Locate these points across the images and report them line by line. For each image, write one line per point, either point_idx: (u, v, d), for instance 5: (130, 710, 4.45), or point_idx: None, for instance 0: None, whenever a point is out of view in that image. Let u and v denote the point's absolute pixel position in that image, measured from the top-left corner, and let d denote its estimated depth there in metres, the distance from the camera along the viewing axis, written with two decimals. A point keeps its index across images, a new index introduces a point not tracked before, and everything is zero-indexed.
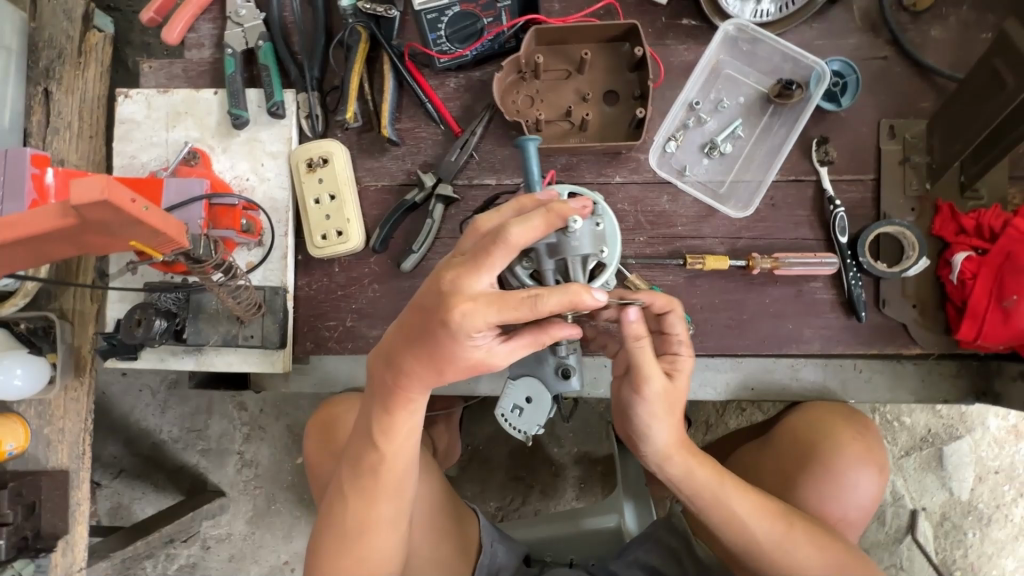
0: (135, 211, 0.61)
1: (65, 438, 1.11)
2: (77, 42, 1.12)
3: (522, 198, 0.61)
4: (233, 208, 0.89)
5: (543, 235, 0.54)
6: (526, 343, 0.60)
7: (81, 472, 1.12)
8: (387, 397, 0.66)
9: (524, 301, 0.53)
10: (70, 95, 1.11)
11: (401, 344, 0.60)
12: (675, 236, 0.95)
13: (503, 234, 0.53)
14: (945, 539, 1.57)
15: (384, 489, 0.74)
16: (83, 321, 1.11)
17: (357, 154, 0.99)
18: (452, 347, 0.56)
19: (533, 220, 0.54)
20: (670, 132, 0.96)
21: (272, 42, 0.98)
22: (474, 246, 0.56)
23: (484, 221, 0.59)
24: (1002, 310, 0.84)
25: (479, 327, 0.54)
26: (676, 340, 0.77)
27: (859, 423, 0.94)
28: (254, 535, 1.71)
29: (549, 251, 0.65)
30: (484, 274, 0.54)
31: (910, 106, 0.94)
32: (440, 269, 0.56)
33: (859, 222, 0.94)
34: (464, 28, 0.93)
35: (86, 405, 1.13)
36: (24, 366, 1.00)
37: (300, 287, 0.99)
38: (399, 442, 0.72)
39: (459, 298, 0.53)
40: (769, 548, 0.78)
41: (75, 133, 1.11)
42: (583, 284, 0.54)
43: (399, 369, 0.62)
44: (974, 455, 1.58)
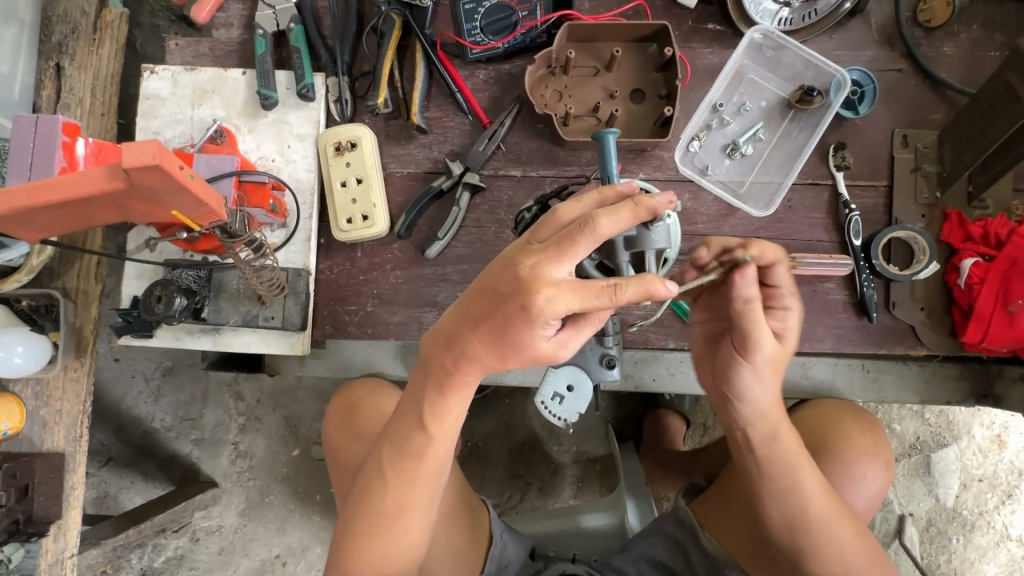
0: (182, 177, 0.62)
1: (63, 420, 1.06)
2: (93, 18, 1.08)
3: (603, 190, 0.62)
4: (262, 186, 0.89)
5: (629, 228, 0.57)
6: (579, 329, 0.63)
7: (76, 456, 1.07)
8: (443, 377, 0.67)
9: (604, 291, 0.56)
10: (83, 72, 1.07)
11: (463, 325, 0.62)
12: (696, 233, 0.97)
13: (591, 224, 0.55)
14: (930, 544, 1.61)
15: (423, 468, 0.74)
16: (86, 302, 1.08)
17: (384, 140, 1.00)
18: (526, 333, 0.59)
19: (622, 212, 0.56)
20: (694, 132, 0.99)
21: (304, 26, 0.98)
22: (555, 235, 0.58)
23: (565, 210, 0.60)
24: (1008, 314, 0.88)
25: (557, 313, 0.57)
26: (783, 293, 0.77)
27: (866, 420, 0.97)
28: (245, 527, 1.68)
29: (624, 245, 0.70)
30: (565, 262, 0.57)
31: (921, 117, 0.98)
32: (516, 255, 0.59)
33: (872, 227, 0.97)
34: (499, 20, 0.96)
35: (86, 388, 1.08)
36: (25, 343, 0.97)
37: (322, 271, 0.98)
38: (445, 425, 0.73)
39: (542, 284, 0.56)
40: (818, 527, 0.79)
41: (86, 110, 1.08)
42: (657, 275, 0.56)
43: (460, 352, 0.63)
44: (960, 463, 1.62)
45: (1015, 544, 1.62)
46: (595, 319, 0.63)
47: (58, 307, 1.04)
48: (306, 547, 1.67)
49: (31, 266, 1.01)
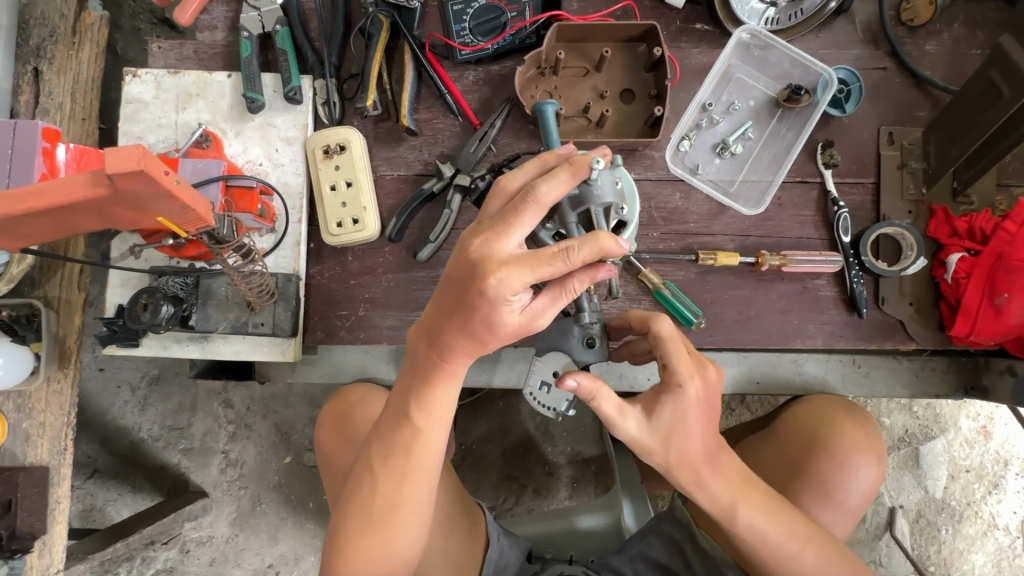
0: (168, 183, 0.60)
1: (47, 433, 1.04)
2: (72, 22, 1.07)
3: (543, 154, 0.63)
4: (250, 190, 0.88)
5: (570, 188, 0.58)
6: (556, 297, 0.61)
7: (61, 470, 1.05)
8: (430, 366, 0.68)
9: (556, 257, 0.56)
10: (63, 76, 1.06)
11: (441, 318, 0.62)
12: (688, 233, 0.98)
13: (532, 194, 0.57)
14: (921, 535, 1.64)
15: (411, 463, 0.73)
16: (69, 311, 1.06)
17: (374, 143, 0.99)
18: (493, 314, 0.58)
19: (558, 174, 0.58)
20: (684, 131, 0.99)
21: (290, 28, 0.97)
22: (501, 211, 0.58)
23: (508, 180, 0.62)
24: (994, 307, 0.89)
25: (516, 289, 0.56)
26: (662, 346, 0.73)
27: (858, 414, 0.96)
28: (237, 537, 1.65)
29: (572, 205, 0.71)
30: (513, 236, 0.57)
31: (906, 115, 1.00)
32: (468, 237, 0.59)
33: (860, 224, 0.98)
34: (487, 21, 0.94)
35: (70, 399, 1.07)
36: (5, 354, 0.96)
37: (312, 276, 0.97)
38: (435, 419, 0.72)
39: (493, 264, 0.56)
40: (781, 560, 0.78)
41: (67, 115, 1.05)
42: (609, 233, 0.58)
43: (441, 342, 0.64)
44: (947, 454, 1.65)
45: (1002, 533, 1.64)
46: (573, 286, 0.61)
47: (39, 317, 1.02)
48: (300, 555, 1.65)
49: (10, 275, 1.00)
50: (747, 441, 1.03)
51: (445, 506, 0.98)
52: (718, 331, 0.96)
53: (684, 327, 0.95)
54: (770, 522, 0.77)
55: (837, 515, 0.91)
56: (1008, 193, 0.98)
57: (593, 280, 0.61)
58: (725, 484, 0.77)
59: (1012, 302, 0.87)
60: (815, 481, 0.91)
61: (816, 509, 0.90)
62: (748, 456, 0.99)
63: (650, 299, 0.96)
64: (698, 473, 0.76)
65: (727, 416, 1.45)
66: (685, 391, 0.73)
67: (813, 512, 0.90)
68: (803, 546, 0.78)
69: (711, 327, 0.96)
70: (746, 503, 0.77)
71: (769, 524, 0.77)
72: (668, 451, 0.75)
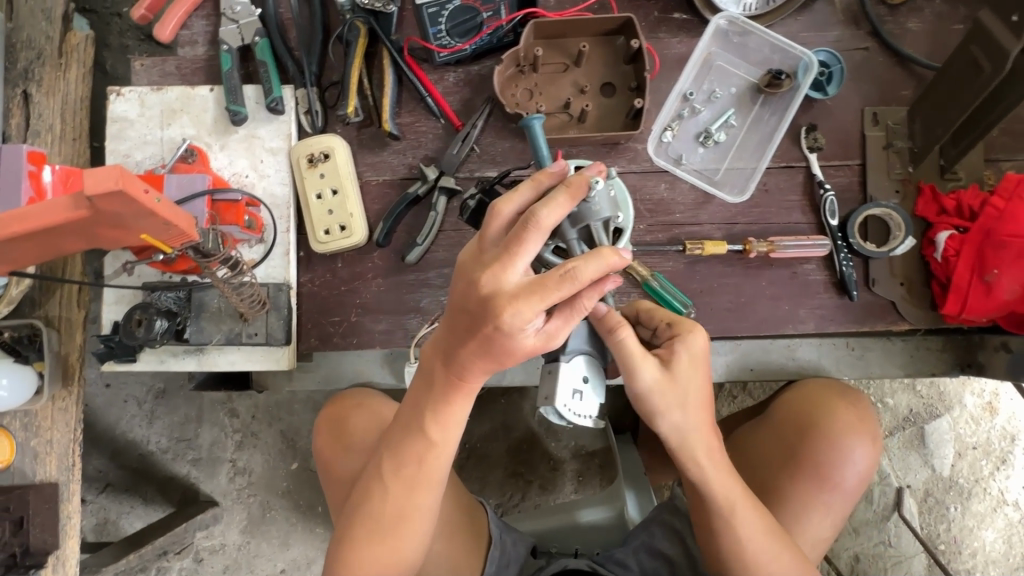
0: (148, 201, 0.60)
1: (54, 450, 1.06)
2: (58, 43, 1.08)
3: (537, 174, 0.57)
4: (235, 204, 0.88)
5: (571, 211, 0.52)
6: (568, 318, 0.56)
7: (70, 485, 1.07)
8: (447, 383, 0.66)
9: (562, 281, 0.51)
10: (51, 97, 1.07)
11: (455, 341, 0.60)
12: (674, 223, 0.98)
13: (531, 220, 0.51)
14: (929, 514, 1.63)
15: (426, 478, 0.72)
16: (70, 329, 1.08)
17: (358, 149, 1.00)
18: (510, 343, 0.55)
19: (557, 198, 0.52)
20: (666, 122, 0.99)
21: (269, 39, 0.98)
22: (502, 240, 0.54)
23: (503, 204, 0.56)
24: (984, 284, 0.88)
25: (530, 320, 0.53)
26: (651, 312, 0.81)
27: (853, 397, 0.96)
28: (248, 544, 1.67)
29: (570, 222, 0.63)
30: (518, 265, 0.53)
31: (890, 95, 0.99)
32: (473, 268, 0.56)
33: (847, 206, 0.98)
34: (464, 22, 0.93)
35: (76, 415, 1.08)
36: (9, 376, 0.97)
37: (303, 284, 0.98)
38: (448, 432, 0.71)
39: (503, 299, 0.53)
40: (752, 563, 0.78)
41: (57, 135, 1.07)
42: (612, 247, 0.53)
43: (456, 362, 0.62)
44: (953, 432, 1.65)
45: (1011, 509, 1.64)
46: (585, 304, 0.56)
47: (41, 337, 1.04)
48: (311, 560, 1.66)
49: (10, 296, 1.01)
50: (744, 427, 1.03)
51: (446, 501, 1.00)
52: (709, 320, 0.97)
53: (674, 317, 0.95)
54: (748, 514, 0.77)
55: (836, 496, 0.90)
56: (996, 168, 0.97)
57: (602, 294, 0.55)
58: (712, 476, 0.77)
59: (1002, 278, 0.87)
60: (810, 465, 0.91)
61: (812, 493, 0.90)
62: (745, 442, 0.99)
63: (640, 291, 0.96)
64: (688, 448, 0.77)
65: (730, 403, 1.45)
66: (695, 339, 0.75)
67: (809, 496, 0.89)
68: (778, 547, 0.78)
69: (701, 317, 0.96)
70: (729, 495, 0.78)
71: (745, 517, 0.77)
72: (686, 409, 0.75)
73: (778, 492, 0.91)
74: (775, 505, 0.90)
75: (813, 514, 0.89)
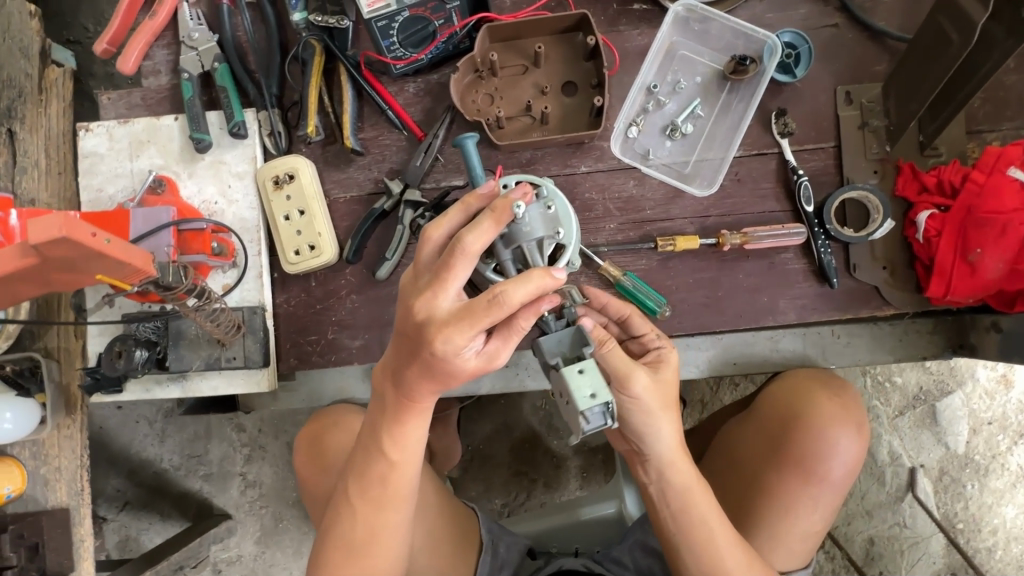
0: (96, 244, 0.61)
1: (63, 476, 1.10)
2: (37, 80, 1.09)
3: (466, 198, 0.61)
4: (202, 232, 0.89)
5: (497, 236, 0.54)
6: (508, 337, 0.58)
7: (81, 509, 1.11)
8: (398, 404, 0.68)
9: (489, 307, 0.52)
10: (35, 134, 1.08)
11: (399, 366, 0.63)
12: (646, 220, 0.96)
13: (458, 246, 0.53)
14: (945, 493, 1.57)
15: (392, 496, 0.73)
16: (69, 359, 1.11)
17: (323, 167, 1.00)
18: (449, 367, 0.57)
19: (482, 223, 0.53)
20: (631, 117, 0.97)
21: (227, 63, 0.98)
22: (433, 265, 0.56)
23: (432, 231, 0.60)
24: (968, 264, 0.85)
25: (463, 346, 0.55)
26: (634, 320, 0.82)
27: (835, 386, 0.94)
28: (264, 554, 1.72)
29: (504, 242, 0.69)
30: (449, 290, 0.55)
31: (863, 71, 0.95)
32: (409, 295, 0.58)
33: (824, 190, 0.95)
34: (416, 32, 0.93)
35: (81, 441, 1.12)
36: (13, 409, 0.99)
37: (279, 305, 0.99)
38: (409, 450, 0.72)
39: (436, 325, 0.54)
40: None
41: (43, 170, 1.08)
42: (544, 267, 0.55)
43: (404, 385, 0.64)
44: (966, 408, 1.58)
45: None
46: (522, 325, 0.57)
47: (41, 368, 1.06)
48: None
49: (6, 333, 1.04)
50: (732, 421, 1.01)
51: (433, 503, 1.00)
52: (685, 317, 0.95)
53: (649, 316, 0.94)
54: (722, 522, 0.75)
55: (823, 491, 0.88)
56: (980, 139, 0.93)
57: (539, 314, 0.56)
58: (681, 488, 0.76)
59: (985, 257, 0.84)
60: (794, 459, 0.89)
61: (797, 489, 0.88)
62: (730, 439, 0.98)
63: (613, 292, 0.95)
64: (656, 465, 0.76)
65: (732, 391, 1.42)
66: (671, 348, 0.80)
67: (794, 493, 0.88)
68: (750, 568, 0.75)
69: (678, 314, 0.95)
70: (695, 511, 0.75)
71: (721, 528, 0.75)
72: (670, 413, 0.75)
73: (762, 489, 0.89)
74: (760, 502, 0.89)
75: (800, 510, 0.88)
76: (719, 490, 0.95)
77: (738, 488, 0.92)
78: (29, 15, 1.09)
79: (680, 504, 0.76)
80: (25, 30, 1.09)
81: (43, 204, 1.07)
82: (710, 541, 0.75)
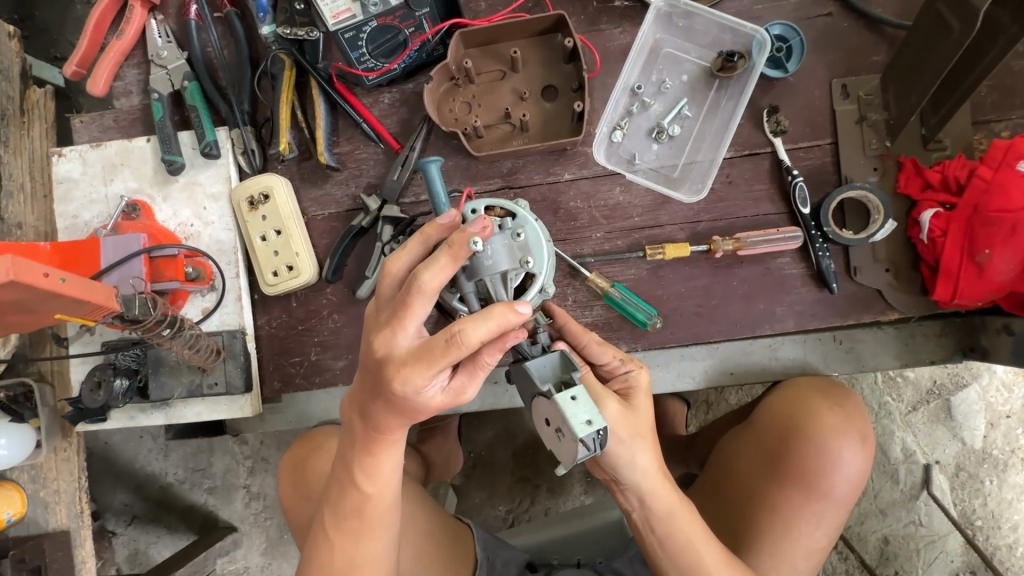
0: (49, 285, 0.61)
1: (62, 498, 1.08)
2: (18, 102, 1.04)
3: (425, 230, 0.60)
4: (174, 258, 0.88)
5: (455, 273, 0.54)
6: (473, 372, 0.58)
7: (82, 531, 1.10)
8: (367, 436, 0.66)
9: (448, 347, 0.52)
10: (19, 156, 1.03)
11: (365, 399, 0.61)
12: (634, 228, 0.92)
13: (416, 284, 0.53)
14: (962, 490, 1.47)
15: (370, 528, 0.71)
16: (64, 380, 1.05)
17: (300, 184, 0.97)
18: (410, 403, 0.56)
19: (438, 261, 0.53)
20: (615, 120, 0.93)
21: (198, 81, 0.96)
22: (392, 301, 0.56)
23: (392, 265, 0.60)
24: (977, 265, 0.80)
25: (422, 385, 0.54)
26: (592, 346, 0.76)
27: (837, 395, 0.89)
28: (270, 565, 1.70)
29: (466, 275, 0.67)
30: (408, 328, 0.55)
31: (860, 62, 0.90)
32: (370, 331, 0.58)
33: (821, 190, 0.90)
34: (386, 41, 0.90)
35: (80, 464, 1.09)
36: (7, 435, 0.95)
37: (260, 327, 0.97)
38: (383, 481, 0.70)
39: (395, 364, 0.55)
40: None
41: (29, 194, 1.03)
42: (505, 302, 0.54)
43: (371, 418, 0.63)
44: (983, 402, 1.48)
45: None
46: (486, 360, 0.57)
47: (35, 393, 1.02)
48: None
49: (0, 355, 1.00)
50: (728, 436, 0.98)
51: (425, 522, 0.97)
52: (678, 328, 0.91)
53: (640, 328, 0.91)
54: (710, 544, 0.74)
55: (826, 507, 0.84)
56: (987, 130, 0.88)
57: (503, 349, 0.56)
58: (669, 512, 0.73)
59: (995, 258, 0.79)
60: (795, 475, 0.85)
61: (798, 506, 0.84)
62: (727, 452, 0.95)
63: (602, 304, 0.91)
64: (642, 491, 0.73)
65: (737, 391, 1.37)
66: (638, 369, 0.77)
67: (796, 510, 0.84)
68: None
69: (670, 325, 0.91)
70: (681, 538, 0.73)
71: (709, 551, 0.73)
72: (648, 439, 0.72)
73: (761, 508, 0.85)
74: (759, 521, 0.85)
75: (802, 528, 0.84)
76: (716, 508, 0.92)
77: (735, 506, 0.89)
78: (9, 36, 1.03)
79: (670, 529, 0.74)
80: (4, 51, 1.03)
81: (30, 229, 1.02)
82: (701, 566, 0.73)
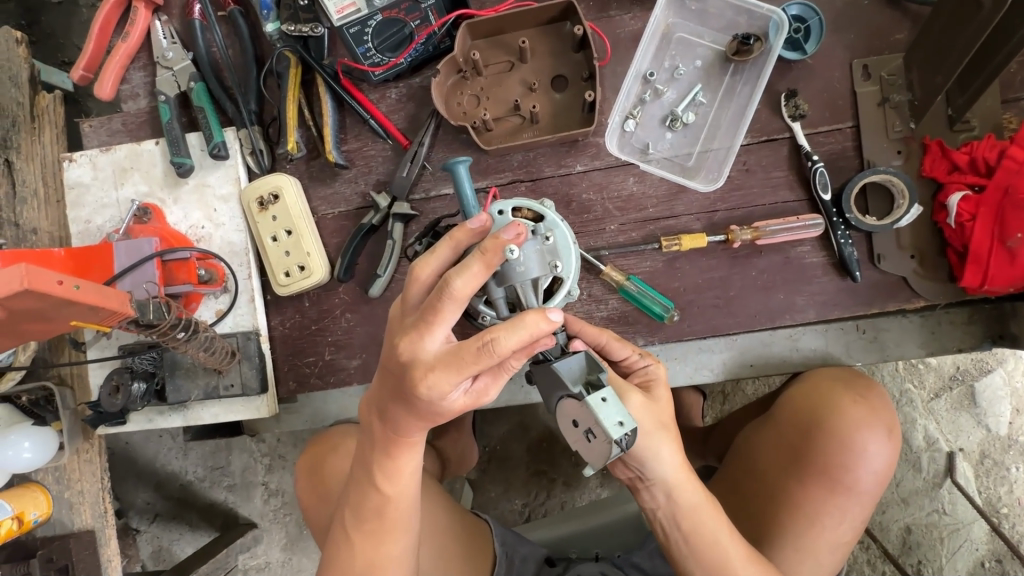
0: (64, 292, 0.61)
1: (86, 499, 1.08)
2: (28, 107, 1.03)
3: (455, 233, 0.59)
4: (186, 262, 0.88)
5: (487, 279, 0.53)
6: (497, 373, 0.57)
7: (106, 530, 1.09)
8: (387, 438, 0.66)
9: (479, 354, 0.52)
10: (32, 162, 1.02)
11: (385, 401, 0.61)
12: (649, 219, 0.90)
13: (446, 290, 0.52)
14: (987, 478, 1.43)
15: (390, 530, 0.70)
16: (83, 384, 1.05)
17: (309, 183, 0.97)
18: (433, 407, 0.56)
19: (470, 267, 0.52)
20: (627, 109, 0.91)
21: (204, 82, 0.95)
22: (421, 305, 0.55)
23: (420, 268, 0.59)
24: (1007, 251, 0.77)
25: (449, 391, 0.54)
26: (611, 344, 0.76)
27: (861, 387, 0.87)
28: (291, 560, 1.71)
29: (497, 280, 0.67)
30: (437, 333, 0.54)
31: (882, 42, 0.87)
32: (396, 334, 0.57)
33: (843, 175, 0.87)
34: (392, 35, 0.88)
35: (102, 464, 1.09)
36: (30, 438, 0.96)
37: (274, 327, 0.97)
38: (404, 483, 0.70)
39: (421, 369, 0.54)
40: None
41: (43, 200, 1.02)
42: (536, 309, 0.53)
43: (391, 420, 0.62)
44: (1008, 388, 1.44)
45: None
46: (512, 364, 0.56)
47: (56, 397, 1.02)
48: None
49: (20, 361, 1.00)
50: (748, 429, 0.96)
51: (443, 518, 0.97)
52: (696, 320, 0.89)
53: (656, 322, 0.89)
54: (734, 541, 0.73)
55: (851, 501, 0.83)
56: (1017, 108, 0.84)
57: (531, 354, 0.56)
58: (692, 509, 0.72)
59: None
60: (819, 469, 0.83)
61: (823, 501, 0.82)
62: (748, 446, 0.93)
63: (617, 298, 0.90)
64: (658, 486, 0.71)
65: (755, 382, 1.35)
66: (657, 364, 0.77)
67: (821, 506, 0.82)
68: None
69: (687, 317, 0.89)
70: (704, 536, 0.72)
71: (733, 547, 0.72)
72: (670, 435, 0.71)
73: (785, 504, 0.84)
74: (782, 516, 0.84)
75: (827, 523, 0.82)
76: (737, 502, 0.90)
77: (757, 502, 0.87)
78: (16, 42, 1.02)
79: (693, 527, 0.72)
80: (13, 58, 1.02)
81: (44, 235, 1.02)
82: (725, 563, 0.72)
